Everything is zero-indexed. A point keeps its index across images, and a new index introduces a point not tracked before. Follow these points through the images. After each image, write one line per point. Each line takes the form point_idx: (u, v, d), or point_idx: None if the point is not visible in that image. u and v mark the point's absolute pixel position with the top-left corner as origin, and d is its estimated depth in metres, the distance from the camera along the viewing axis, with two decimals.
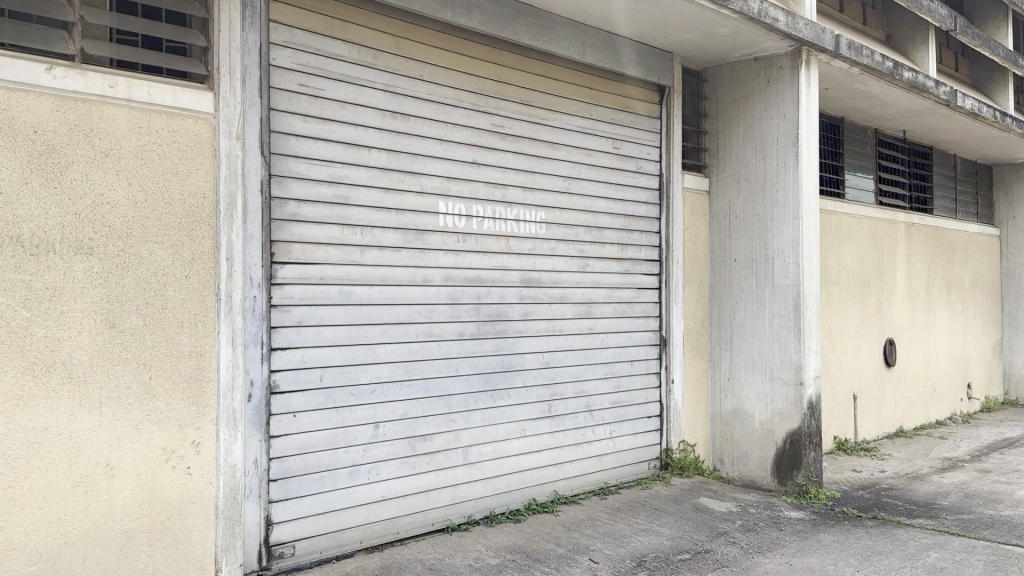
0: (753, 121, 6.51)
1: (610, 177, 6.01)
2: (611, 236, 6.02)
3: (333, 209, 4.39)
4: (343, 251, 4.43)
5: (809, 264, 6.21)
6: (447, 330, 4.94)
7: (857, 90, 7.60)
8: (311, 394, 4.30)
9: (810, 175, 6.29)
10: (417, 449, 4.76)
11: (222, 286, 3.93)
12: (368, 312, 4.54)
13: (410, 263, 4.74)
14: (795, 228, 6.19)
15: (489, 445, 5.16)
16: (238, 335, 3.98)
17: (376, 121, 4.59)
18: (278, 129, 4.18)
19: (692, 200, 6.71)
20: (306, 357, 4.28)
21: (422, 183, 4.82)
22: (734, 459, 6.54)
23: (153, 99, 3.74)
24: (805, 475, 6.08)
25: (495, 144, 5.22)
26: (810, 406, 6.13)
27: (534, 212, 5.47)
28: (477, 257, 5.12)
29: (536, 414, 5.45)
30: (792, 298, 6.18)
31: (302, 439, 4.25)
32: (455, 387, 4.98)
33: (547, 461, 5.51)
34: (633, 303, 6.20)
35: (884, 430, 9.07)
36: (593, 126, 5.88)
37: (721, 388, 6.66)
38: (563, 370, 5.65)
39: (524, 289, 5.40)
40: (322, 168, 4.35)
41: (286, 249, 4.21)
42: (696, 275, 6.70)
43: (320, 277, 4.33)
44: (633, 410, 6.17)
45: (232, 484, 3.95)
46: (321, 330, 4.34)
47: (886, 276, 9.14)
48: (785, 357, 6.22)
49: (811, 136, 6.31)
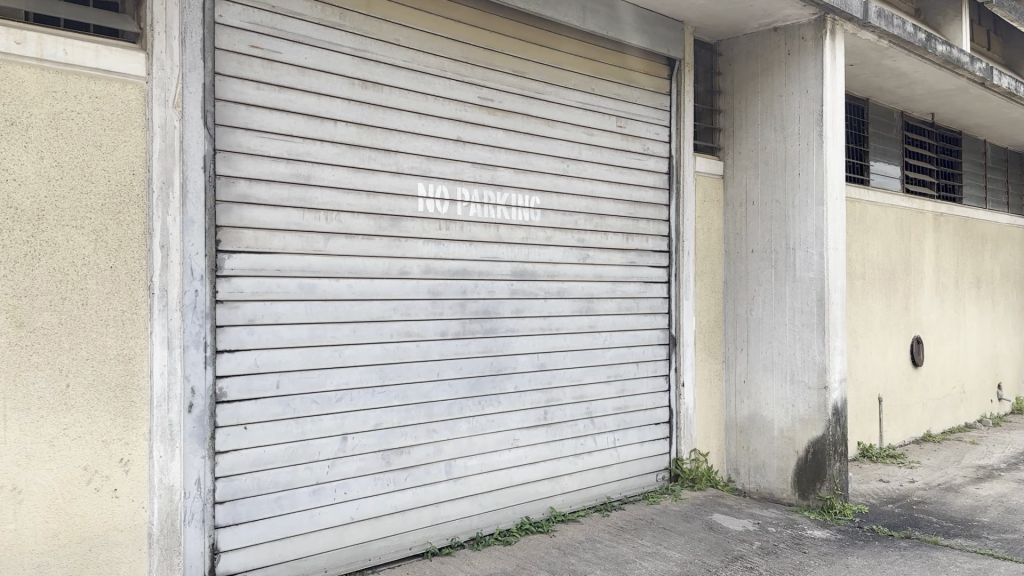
0: (772, 99, 5.90)
1: (615, 160, 5.42)
2: (615, 224, 5.43)
3: (292, 190, 3.82)
4: (304, 239, 3.87)
5: (834, 255, 5.62)
6: (427, 329, 4.37)
7: (885, 67, 6.98)
8: (265, 403, 3.74)
9: (836, 156, 5.69)
10: (392, 465, 4.20)
11: (157, 277, 3.38)
12: (333, 309, 3.97)
13: (384, 252, 4.17)
14: (819, 215, 5.60)
15: (476, 457, 4.59)
16: (175, 335, 3.43)
17: (344, 92, 4.02)
18: (227, 98, 3.62)
19: (705, 185, 6.10)
20: (260, 360, 3.72)
21: (398, 162, 4.24)
22: (751, 470, 5.96)
23: (69, 59, 3.17)
24: (829, 487, 5.50)
25: (483, 120, 4.64)
26: (835, 412, 5.56)
27: (527, 197, 4.89)
28: (463, 247, 4.54)
29: (529, 422, 4.87)
30: (815, 293, 5.59)
31: (255, 455, 3.70)
32: (437, 394, 4.42)
33: (542, 474, 4.93)
34: (639, 298, 5.61)
35: (911, 435, 8.45)
36: (595, 103, 5.29)
37: (736, 393, 6.07)
38: (561, 374, 5.07)
39: (516, 283, 4.83)
40: (280, 144, 3.79)
41: (236, 236, 3.64)
42: (709, 267, 6.10)
43: (277, 269, 3.77)
44: (640, 416, 5.58)
45: (168, 508, 3.40)
46: (278, 329, 3.78)
47: (913, 269, 8.52)
48: (807, 358, 5.64)
49: (836, 114, 5.69)
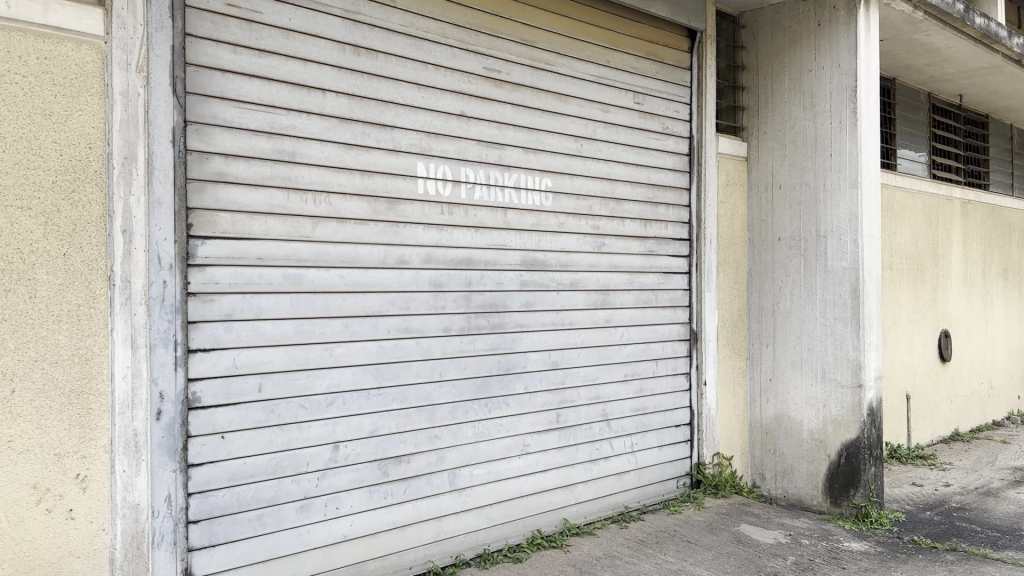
0: (801, 74, 5.46)
1: (632, 141, 4.98)
2: (632, 210, 4.99)
3: (275, 168, 3.38)
4: (289, 224, 3.42)
5: (869, 242, 5.18)
6: (428, 325, 3.93)
7: (917, 42, 6.52)
8: (245, 409, 3.30)
9: (871, 136, 5.25)
10: (390, 475, 3.76)
11: (118, 266, 2.94)
12: (323, 302, 3.53)
13: (380, 240, 3.73)
14: (853, 199, 5.16)
15: (483, 466, 4.16)
16: (140, 333, 2.99)
17: (334, 59, 3.57)
18: (199, 63, 3.19)
19: (728, 168, 5.65)
20: (239, 361, 3.28)
21: (394, 139, 3.79)
22: (778, 475, 5.53)
23: (13, 13, 2.71)
24: (864, 494, 5.08)
25: (489, 93, 4.19)
26: (870, 413, 5.14)
27: (538, 179, 4.44)
28: (467, 233, 4.10)
29: (540, 426, 4.44)
30: (849, 284, 5.16)
31: (234, 468, 3.27)
32: (439, 396, 3.98)
33: (554, 483, 4.50)
34: (658, 291, 5.16)
35: (939, 434, 8.02)
36: (611, 76, 4.84)
37: (762, 392, 5.65)
38: (574, 373, 4.63)
39: (526, 273, 4.38)
40: (260, 115, 3.35)
41: (210, 220, 3.21)
42: (732, 257, 5.66)
43: (257, 257, 3.33)
44: (659, 418, 5.15)
45: (134, 530, 2.97)
46: (259, 325, 3.34)
47: (941, 259, 8.06)
48: (840, 354, 5.21)
49: (871, 90, 5.25)
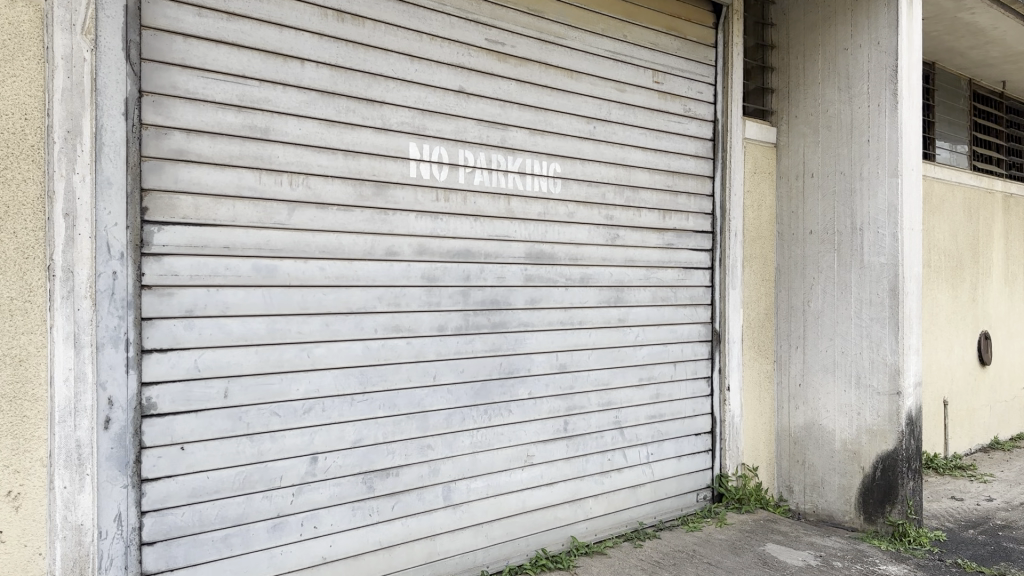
0: (836, 52, 5.01)
1: (651, 124, 4.56)
2: (650, 199, 4.56)
3: (245, 146, 3.01)
4: (260, 209, 3.04)
5: (910, 236, 4.73)
6: (421, 323, 3.55)
7: (961, 21, 6.04)
8: (209, 417, 2.93)
9: (913, 120, 4.79)
10: (376, 491, 3.39)
11: (59, 255, 2.54)
12: (300, 297, 3.15)
13: (366, 228, 3.34)
14: (893, 189, 4.72)
15: (481, 479, 3.78)
16: (84, 331, 2.60)
17: (315, 25, 3.18)
18: (158, 26, 2.81)
19: (755, 154, 5.21)
20: (202, 363, 2.91)
21: (384, 116, 3.40)
22: (807, 488, 5.10)
23: None
24: (902, 510, 4.64)
25: (492, 68, 3.79)
26: (909, 422, 4.70)
27: (546, 163, 4.04)
28: (466, 222, 3.71)
29: (546, 435, 4.05)
30: (887, 282, 4.72)
31: (195, 483, 2.91)
32: (433, 402, 3.59)
33: (561, 498, 4.11)
34: (677, 288, 4.74)
35: (977, 442, 7.52)
36: (628, 53, 4.42)
37: (790, 398, 5.22)
38: (584, 377, 4.23)
39: (530, 267, 3.99)
40: (228, 86, 2.97)
41: (169, 203, 2.84)
42: (760, 251, 5.23)
43: (224, 246, 2.95)
44: (677, 427, 4.73)
45: (76, 555, 2.59)
46: (225, 322, 2.97)
47: (981, 256, 7.54)
48: (877, 358, 4.78)
49: (913, 70, 4.79)
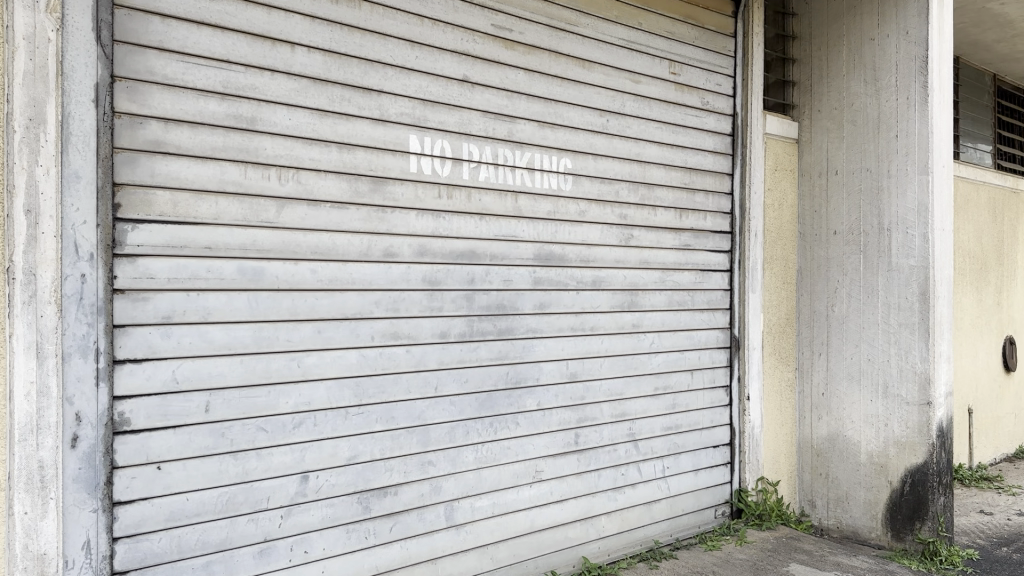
0: (862, 43, 4.74)
1: (667, 118, 4.29)
2: (665, 197, 4.30)
3: (230, 137, 2.76)
4: (246, 206, 2.79)
5: (942, 237, 4.45)
6: (422, 330, 3.29)
7: (988, 11, 5.76)
8: (189, 433, 2.68)
9: (945, 114, 4.52)
10: (373, 512, 3.13)
11: (20, 256, 2.28)
12: (289, 302, 2.90)
13: (362, 227, 3.09)
14: (923, 187, 4.44)
15: (487, 497, 3.52)
16: (48, 339, 2.33)
17: (307, 6, 2.93)
18: (133, 5, 2.56)
19: (776, 150, 4.94)
20: (181, 375, 2.66)
21: (382, 106, 3.14)
22: (830, 502, 4.83)
23: None
24: (932, 528, 4.36)
25: (498, 55, 3.54)
26: (940, 434, 4.42)
27: (556, 158, 3.78)
28: (470, 221, 3.45)
29: (555, 449, 3.79)
30: (917, 286, 4.44)
31: (173, 506, 2.65)
32: (434, 415, 3.33)
33: (572, 517, 3.85)
34: (695, 291, 4.48)
35: (1003, 452, 7.23)
36: (643, 42, 4.17)
37: (813, 407, 4.95)
38: (596, 387, 3.96)
39: (539, 269, 3.73)
40: (211, 72, 2.72)
41: (145, 199, 2.59)
42: (781, 253, 4.96)
43: (205, 246, 2.70)
44: (694, 439, 4.46)
45: None
46: (207, 330, 2.71)
47: (1007, 257, 7.24)
48: (906, 366, 4.51)
49: (945, 61, 4.52)
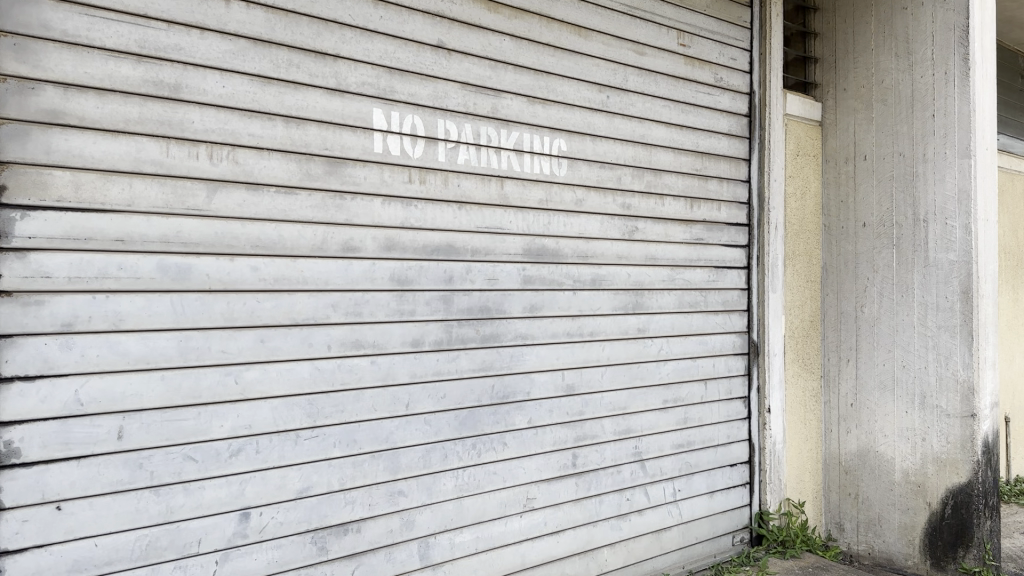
0: (893, 12, 4.25)
1: (675, 96, 3.81)
2: (675, 185, 3.81)
3: (148, 106, 2.29)
4: (169, 190, 2.33)
5: (986, 228, 3.96)
6: (389, 338, 2.81)
7: None
8: (98, 465, 2.21)
9: (988, 90, 4.03)
10: (330, 553, 2.66)
11: None
12: (225, 306, 2.43)
13: (314, 217, 2.61)
14: (965, 172, 3.95)
15: (469, 530, 3.04)
16: None
17: None
18: None
19: (797, 133, 4.44)
20: (86, 396, 2.19)
21: (339, 74, 2.67)
22: (861, 526, 4.32)
23: None
24: (978, 556, 3.86)
25: (479, 19, 3.07)
26: (986, 450, 3.93)
27: (548, 139, 3.30)
28: (448, 210, 2.98)
29: (549, 474, 3.30)
30: (959, 283, 3.95)
31: (78, 555, 2.18)
32: (405, 437, 2.86)
33: (569, 550, 3.36)
34: (708, 291, 3.99)
35: None
36: (647, 8, 3.68)
37: (841, 419, 4.45)
38: (596, 401, 3.48)
39: (529, 267, 3.25)
40: (123, 28, 2.25)
41: (39, 181, 2.12)
42: (804, 248, 4.46)
43: (116, 239, 2.23)
44: (708, 457, 3.97)
45: None
46: (120, 340, 2.25)
47: None
48: (947, 373, 4.01)
49: (987, 30, 4.04)
